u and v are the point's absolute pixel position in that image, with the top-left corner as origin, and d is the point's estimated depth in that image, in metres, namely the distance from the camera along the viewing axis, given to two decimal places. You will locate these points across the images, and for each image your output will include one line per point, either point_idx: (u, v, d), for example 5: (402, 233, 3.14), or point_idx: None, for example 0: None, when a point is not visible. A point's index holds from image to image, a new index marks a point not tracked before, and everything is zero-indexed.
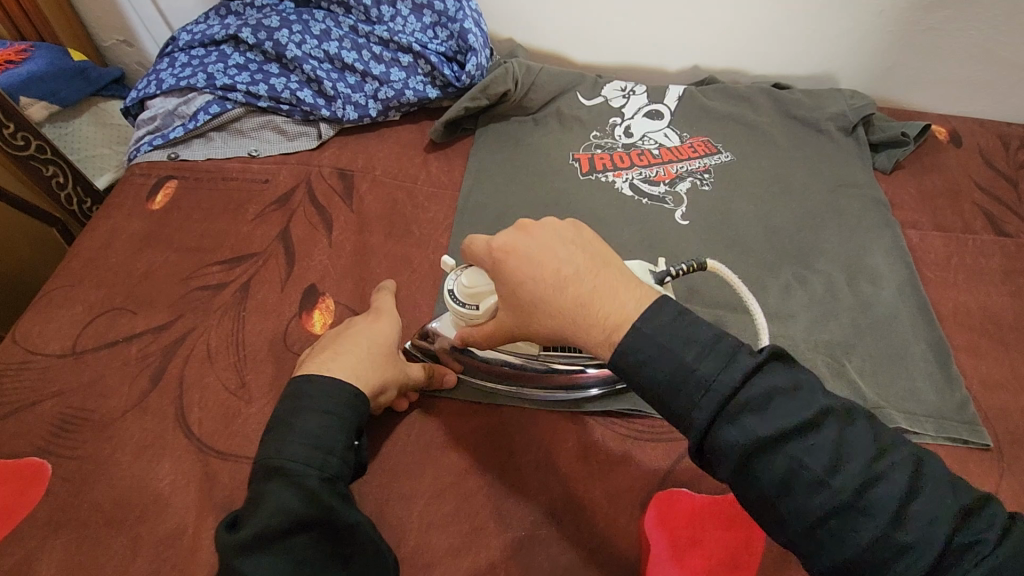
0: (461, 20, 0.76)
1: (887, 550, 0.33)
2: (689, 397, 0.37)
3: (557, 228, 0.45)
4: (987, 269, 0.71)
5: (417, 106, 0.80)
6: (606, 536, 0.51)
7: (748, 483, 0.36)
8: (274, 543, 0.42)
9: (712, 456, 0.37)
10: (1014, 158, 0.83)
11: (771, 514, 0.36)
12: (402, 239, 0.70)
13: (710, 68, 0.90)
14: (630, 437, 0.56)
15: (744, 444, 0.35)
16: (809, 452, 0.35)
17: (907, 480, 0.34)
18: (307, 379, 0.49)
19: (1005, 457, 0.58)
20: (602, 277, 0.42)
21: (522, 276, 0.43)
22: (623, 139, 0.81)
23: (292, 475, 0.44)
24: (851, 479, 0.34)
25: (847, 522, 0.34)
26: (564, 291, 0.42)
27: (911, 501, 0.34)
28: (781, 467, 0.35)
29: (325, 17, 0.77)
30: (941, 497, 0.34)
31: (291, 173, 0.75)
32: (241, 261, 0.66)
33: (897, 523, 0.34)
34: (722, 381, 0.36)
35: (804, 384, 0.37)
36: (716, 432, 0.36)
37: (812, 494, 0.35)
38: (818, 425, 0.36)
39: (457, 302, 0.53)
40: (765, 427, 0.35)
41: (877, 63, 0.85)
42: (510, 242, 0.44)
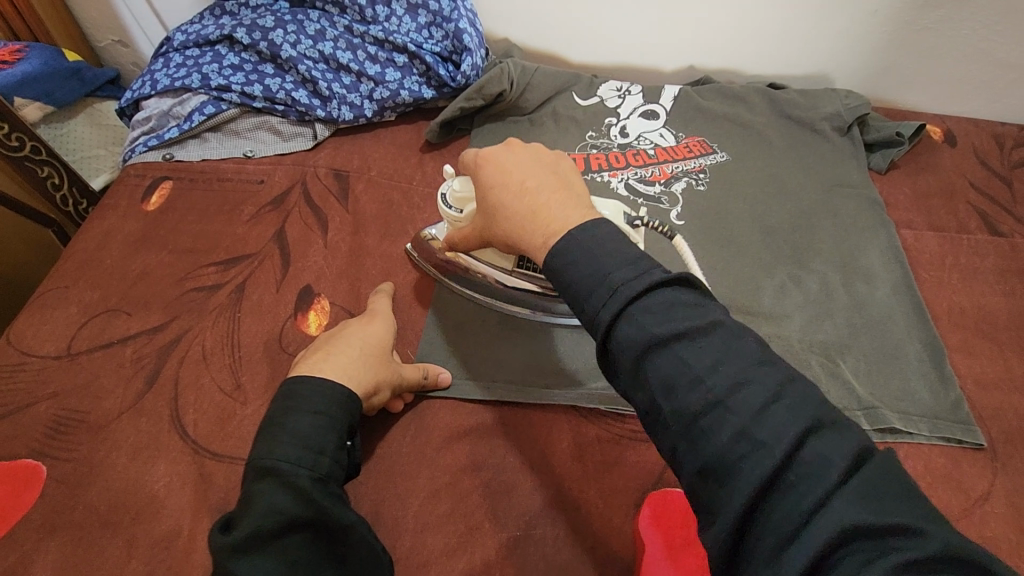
0: (456, 21, 0.76)
1: (741, 448, 0.31)
2: (597, 298, 0.37)
3: (538, 153, 0.48)
4: (982, 269, 0.72)
5: (412, 106, 0.80)
6: (601, 536, 0.51)
7: (638, 385, 0.35)
8: (266, 544, 0.42)
9: (614, 357, 0.36)
10: (1009, 157, 0.83)
11: (655, 417, 0.35)
12: (398, 239, 0.70)
13: (705, 68, 0.90)
14: (624, 437, 0.57)
15: (637, 340, 0.35)
16: (695, 352, 0.34)
17: (775, 385, 0.32)
18: (302, 380, 0.49)
19: (1000, 457, 0.58)
20: (559, 192, 0.45)
21: (492, 181, 0.47)
22: (618, 139, 0.81)
23: (285, 476, 0.44)
24: (727, 380, 0.33)
25: (714, 421, 0.32)
26: (523, 198, 0.45)
27: (771, 405, 0.31)
28: (667, 366, 0.34)
29: (320, 17, 0.77)
30: (802, 406, 0.31)
31: (287, 173, 0.74)
32: (237, 262, 0.66)
33: (754, 423, 0.31)
34: (629, 284, 0.36)
35: (707, 299, 0.36)
36: (616, 332, 0.36)
37: (688, 393, 0.33)
38: (708, 330, 0.34)
39: (446, 206, 0.58)
40: (658, 325, 0.35)
41: (872, 62, 0.86)
42: (492, 153, 0.49)
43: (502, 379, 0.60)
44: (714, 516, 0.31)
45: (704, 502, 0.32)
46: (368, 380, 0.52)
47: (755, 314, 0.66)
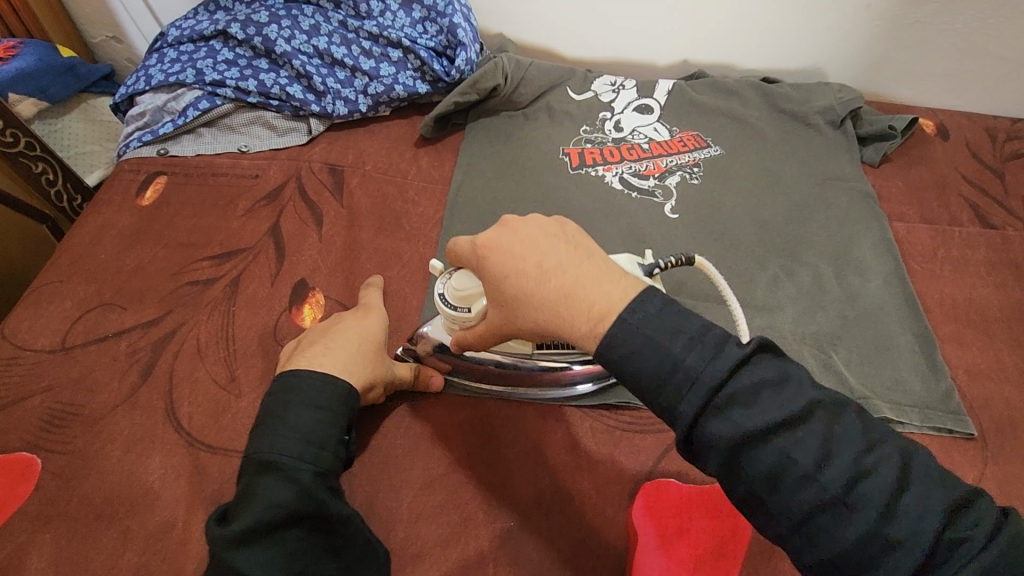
0: (450, 15, 0.76)
1: (875, 545, 0.33)
2: (676, 389, 0.37)
3: (538, 223, 0.45)
4: (973, 261, 0.72)
5: (407, 101, 0.81)
6: (595, 527, 0.51)
7: (735, 478, 0.36)
8: (263, 537, 0.42)
9: (702, 451, 0.37)
10: (1001, 150, 0.84)
11: (759, 507, 0.36)
12: (392, 233, 0.70)
13: (699, 62, 0.90)
14: (618, 428, 0.57)
15: (731, 436, 0.35)
16: (797, 445, 0.35)
17: (895, 474, 0.34)
18: (301, 374, 0.49)
19: (989, 446, 0.58)
20: (585, 267, 0.42)
21: (505, 271, 0.43)
22: (613, 133, 0.81)
23: (285, 469, 0.44)
24: (840, 474, 0.34)
25: (835, 517, 0.34)
26: (547, 282, 0.42)
27: (897, 496, 0.34)
28: (769, 461, 0.35)
29: (314, 13, 0.77)
30: (926, 493, 0.34)
31: (281, 168, 0.75)
32: (231, 256, 0.66)
33: (884, 519, 0.33)
34: (711, 374, 0.36)
35: (793, 377, 0.37)
36: (703, 426, 0.36)
37: (801, 489, 0.34)
38: (805, 419, 0.36)
39: (448, 307, 0.51)
40: (751, 420, 0.35)
41: (866, 56, 0.86)
42: (491, 238, 0.45)
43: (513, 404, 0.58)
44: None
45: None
46: (365, 379, 0.53)
47: (747, 307, 0.67)
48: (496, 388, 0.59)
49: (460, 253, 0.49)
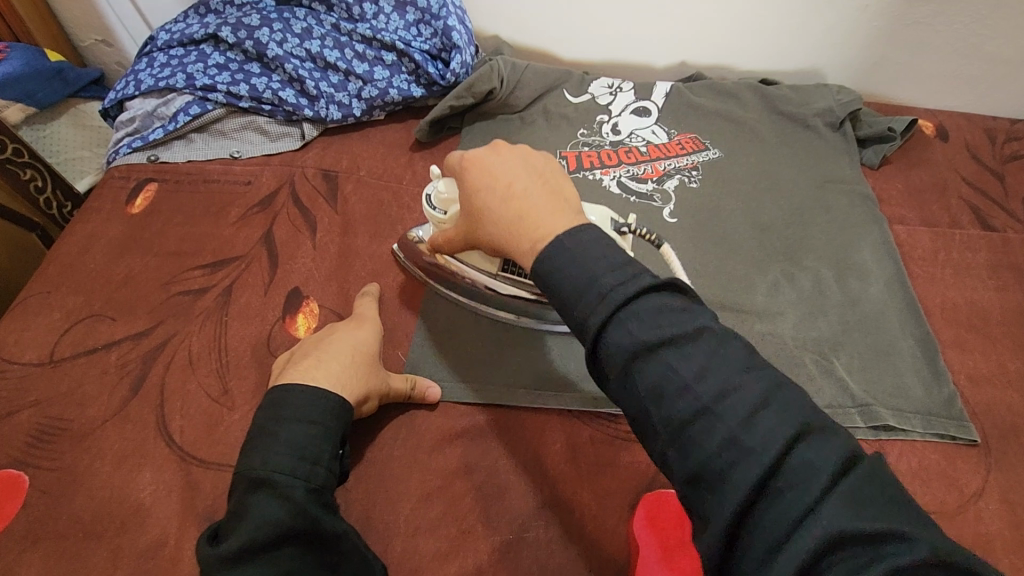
0: (444, 17, 0.75)
1: (731, 454, 0.31)
2: (587, 303, 0.37)
3: (522, 154, 0.48)
4: (975, 264, 0.71)
5: (401, 105, 0.79)
6: (596, 539, 0.50)
7: (627, 391, 0.36)
8: (257, 555, 0.41)
9: (603, 364, 0.36)
10: (1000, 151, 0.83)
11: (644, 422, 0.35)
12: (388, 240, 0.69)
13: (697, 64, 0.89)
14: (619, 437, 0.56)
15: (626, 346, 0.35)
16: (683, 358, 0.34)
17: (765, 392, 0.33)
18: (292, 388, 0.48)
19: (993, 453, 0.58)
20: (546, 197, 0.44)
21: (478, 185, 0.47)
22: (610, 136, 0.80)
23: (279, 486, 0.43)
24: (713, 387, 0.33)
25: (703, 427, 0.33)
26: (509, 204, 0.45)
27: (759, 413, 0.32)
28: (655, 373, 0.34)
29: (306, 15, 0.76)
30: (791, 411, 0.32)
31: (275, 174, 0.73)
32: (224, 264, 0.65)
33: (744, 429, 0.32)
34: (617, 290, 0.36)
35: (694, 306, 0.37)
36: (604, 337, 0.36)
37: (676, 399, 0.33)
38: (695, 337, 0.35)
39: (430, 207, 0.56)
40: (646, 331, 0.35)
41: (863, 57, 0.85)
42: (478, 155, 0.49)
43: (498, 390, 0.58)
44: (707, 521, 0.32)
45: (695, 508, 0.33)
46: (359, 393, 0.52)
47: (748, 312, 0.66)
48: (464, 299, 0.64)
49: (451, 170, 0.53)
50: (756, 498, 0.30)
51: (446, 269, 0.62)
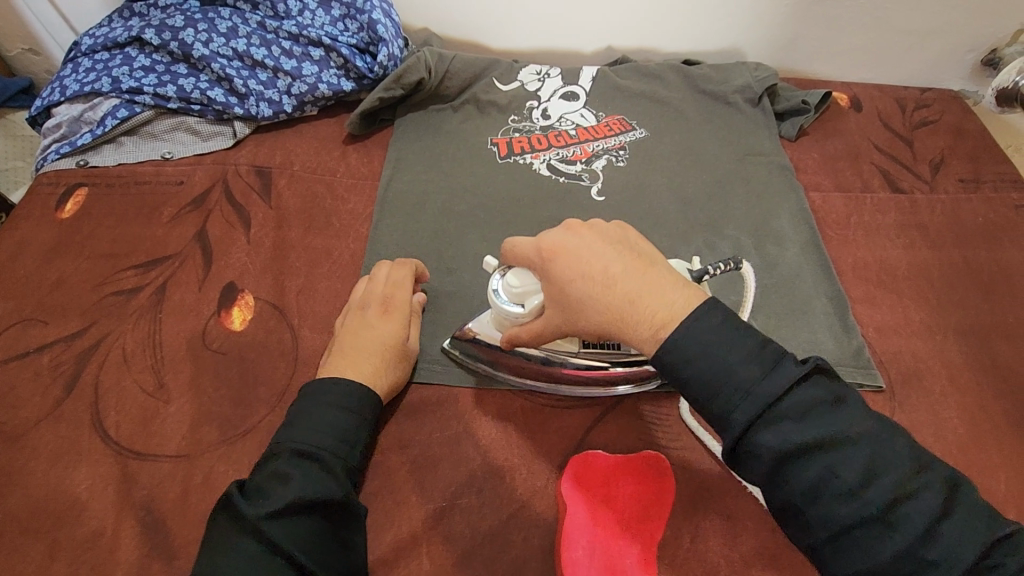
0: (369, 11, 0.77)
1: (909, 564, 0.37)
2: (732, 402, 0.41)
3: (602, 231, 0.50)
4: (884, 225, 0.76)
5: (333, 99, 0.81)
6: (526, 501, 0.53)
7: (779, 486, 0.40)
8: (293, 514, 0.45)
9: (749, 459, 0.41)
10: (910, 119, 0.88)
11: (798, 516, 0.40)
12: (322, 231, 0.70)
13: (623, 48, 0.92)
14: (548, 405, 0.59)
15: (780, 448, 0.39)
16: (842, 463, 0.39)
17: (940, 502, 0.38)
18: (343, 381, 0.53)
19: (897, 396, 0.62)
20: (648, 275, 0.46)
21: (571, 273, 0.47)
22: (540, 121, 0.83)
23: (326, 462, 0.48)
24: (882, 494, 0.38)
25: (872, 534, 0.38)
26: (613, 288, 0.46)
27: (938, 522, 0.37)
28: (814, 476, 0.39)
29: (231, 15, 0.77)
30: (969, 522, 0.37)
31: (207, 173, 0.74)
32: (157, 263, 0.66)
33: (923, 542, 0.37)
34: (761, 390, 0.40)
35: (845, 401, 0.41)
36: (753, 436, 0.40)
37: (841, 504, 0.38)
38: (855, 440, 0.39)
39: (501, 301, 0.53)
40: (801, 435, 0.39)
41: (779, 34, 0.89)
42: (557, 243, 0.49)
43: (432, 363, 0.61)
44: None
45: None
46: (400, 371, 0.58)
47: None
48: (543, 384, 0.59)
49: (523, 252, 0.52)
50: None
51: (517, 358, 0.58)
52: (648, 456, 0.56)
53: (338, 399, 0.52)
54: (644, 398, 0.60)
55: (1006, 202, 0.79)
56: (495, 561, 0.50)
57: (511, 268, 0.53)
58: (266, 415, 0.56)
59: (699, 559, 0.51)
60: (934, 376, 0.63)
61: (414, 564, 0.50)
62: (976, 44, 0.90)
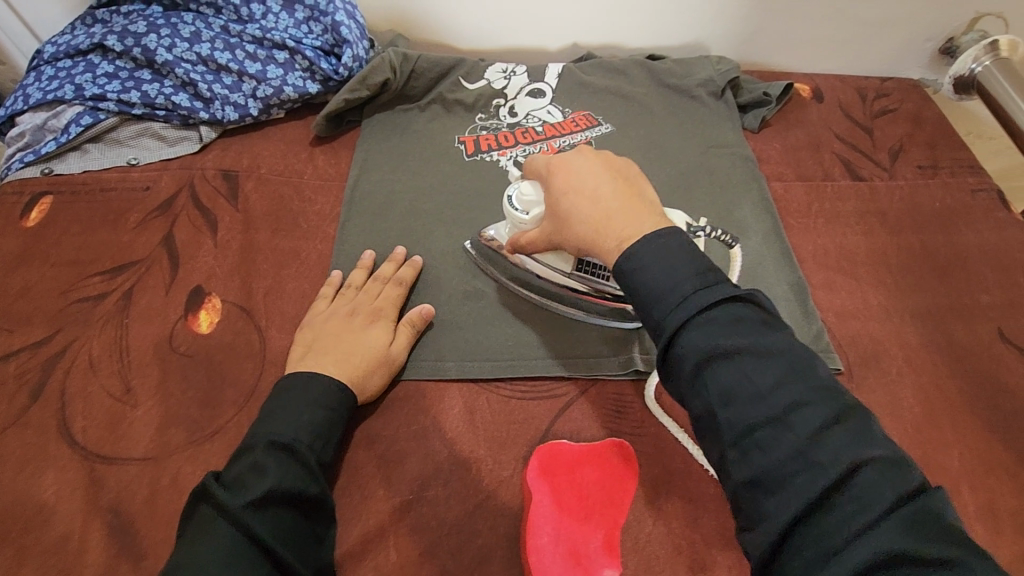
0: (332, 13, 0.78)
1: (797, 465, 0.34)
2: (667, 304, 0.41)
3: (609, 159, 0.52)
4: (844, 212, 0.77)
5: (300, 102, 0.81)
6: (491, 491, 0.54)
7: (697, 391, 0.39)
8: (273, 505, 0.45)
9: (676, 362, 0.41)
10: (870, 108, 0.90)
11: (710, 424, 0.39)
12: (289, 233, 0.71)
13: (589, 45, 0.94)
14: (513, 397, 0.60)
15: (702, 348, 0.39)
16: (756, 368, 0.38)
17: (837, 413, 0.35)
18: (322, 377, 0.55)
19: (855, 378, 0.63)
20: (634, 200, 0.48)
21: (566, 189, 0.51)
22: (507, 119, 0.84)
23: (300, 454, 0.49)
24: (786, 399, 0.36)
25: (771, 434, 0.36)
26: (597, 203, 0.49)
27: (830, 430, 0.35)
28: (728, 379, 0.38)
29: (194, 20, 0.77)
30: (863, 437, 0.35)
31: (173, 177, 0.74)
32: (123, 269, 0.66)
33: (813, 445, 0.35)
34: (697, 295, 0.40)
35: (773, 323, 0.40)
36: (682, 337, 0.40)
37: (749, 407, 0.37)
38: (772, 351, 0.38)
39: (512, 209, 0.59)
40: (722, 338, 0.39)
41: (741, 28, 0.91)
42: (564, 162, 0.53)
43: None
44: (758, 523, 0.35)
45: (746, 510, 0.36)
46: (382, 381, 0.58)
47: None
48: (541, 298, 0.66)
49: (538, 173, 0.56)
50: (817, 509, 0.33)
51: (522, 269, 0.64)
52: (611, 444, 0.57)
53: (306, 396, 0.53)
54: (609, 387, 0.61)
55: (963, 186, 0.81)
56: (461, 550, 0.51)
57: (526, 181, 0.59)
58: (234, 415, 0.56)
59: (661, 542, 0.52)
60: (891, 357, 0.65)
61: (381, 556, 0.51)
62: (933, 34, 0.92)
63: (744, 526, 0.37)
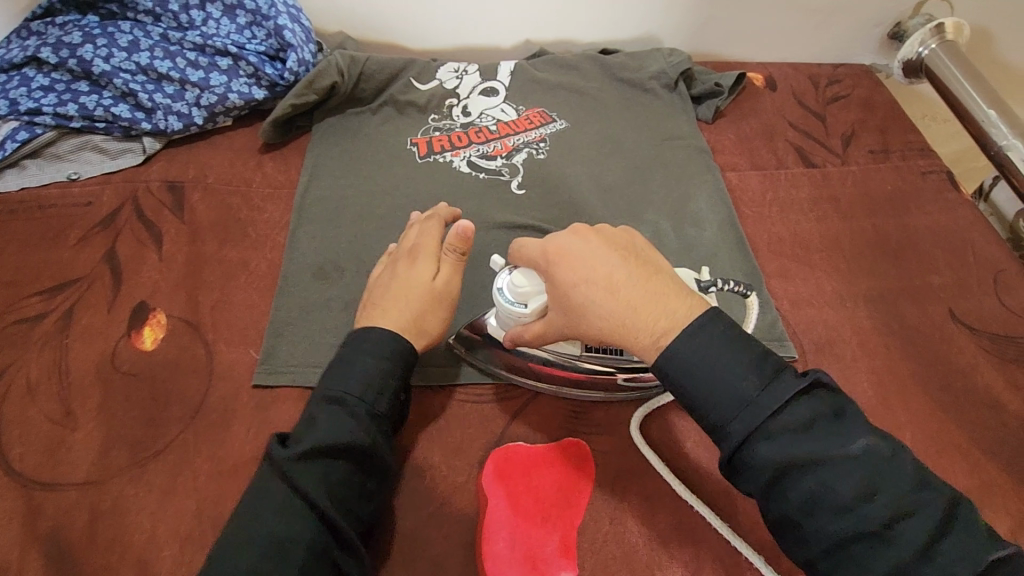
0: (275, 17, 0.76)
1: None
2: (731, 411, 0.42)
3: (609, 235, 0.50)
4: (798, 200, 0.78)
5: (247, 108, 0.80)
6: (446, 498, 0.53)
7: (776, 499, 0.41)
8: (321, 458, 0.45)
9: (747, 469, 0.42)
10: (823, 95, 0.90)
11: (796, 530, 0.41)
12: (238, 243, 0.69)
13: (542, 41, 0.93)
14: (468, 402, 0.59)
15: (777, 460, 0.41)
16: (843, 479, 0.40)
17: (936, 520, 0.39)
18: (374, 330, 0.52)
19: (809, 365, 0.64)
20: (653, 283, 0.47)
21: (576, 279, 0.48)
22: (460, 118, 0.83)
23: (351, 407, 0.48)
24: (880, 512, 0.39)
25: (869, 547, 0.39)
26: (617, 294, 0.47)
27: (934, 539, 0.38)
28: (812, 491, 0.40)
29: (132, 28, 0.75)
30: (964, 542, 0.38)
31: (116, 191, 0.72)
32: (64, 287, 0.64)
33: (919, 558, 0.38)
34: (761, 400, 0.42)
35: (846, 412, 0.42)
36: (751, 447, 0.42)
37: (837, 520, 0.39)
38: (856, 454, 0.40)
39: (504, 300, 0.54)
40: (795, 447, 0.41)
41: (692, 20, 0.91)
42: (563, 246, 0.50)
43: None
44: None
45: None
46: (439, 319, 0.57)
47: None
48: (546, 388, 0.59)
49: (529, 256, 0.52)
50: None
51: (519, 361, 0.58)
52: (569, 444, 0.56)
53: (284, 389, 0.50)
54: None
55: (914, 169, 0.81)
56: (415, 560, 0.50)
57: (516, 267, 0.54)
58: (179, 433, 0.55)
59: (617, 540, 0.52)
60: (845, 342, 0.65)
61: None
62: (881, 19, 0.93)
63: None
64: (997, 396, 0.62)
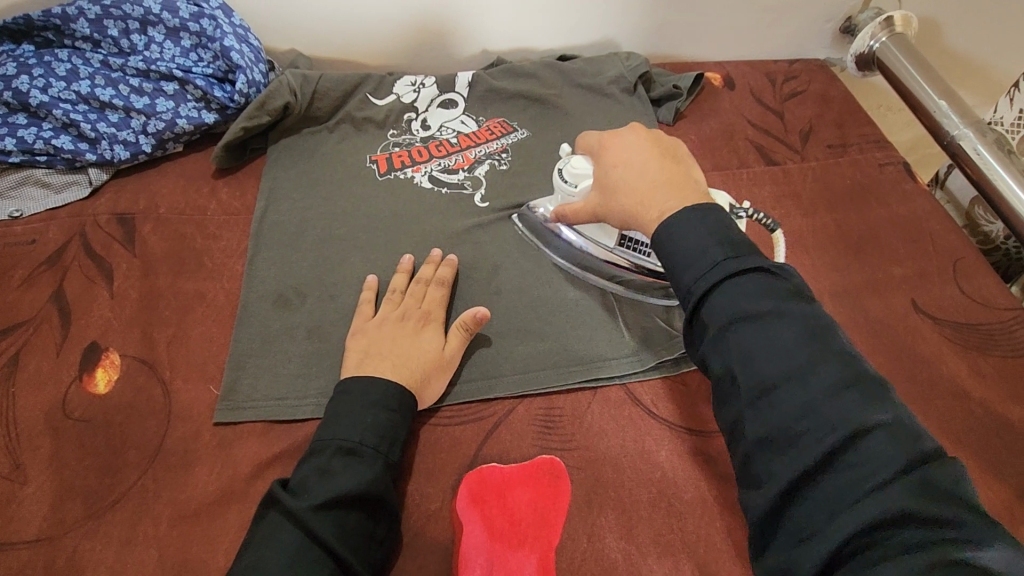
0: (220, 39, 0.74)
1: (806, 422, 0.37)
2: (698, 270, 0.44)
3: (658, 138, 0.58)
4: (761, 198, 0.78)
5: (198, 133, 0.77)
6: (421, 528, 0.52)
7: (718, 349, 0.42)
8: (335, 507, 0.47)
9: (702, 324, 0.43)
10: (781, 91, 0.91)
11: (728, 383, 0.41)
12: (193, 275, 0.67)
13: (499, 50, 0.92)
14: (440, 424, 0.58)
15: (728, 311, 0.42)
16: (778, 332, 0.40)
17: (849, 379, 0.38)
18: (381, 386, 0.54)
19: None
20: (680, 174, 0.53)
21: (617, 161, 0.56)
22: (420, 132, 0.82)
23: (365, 456, 0.50)
24: (801, 362, 0.39)
25: (786, 393, 0.38)
26: (643, 172, 0.53)
27: (844, 392, 0.37)
28: (749, 341, 0.40)
29: (70, 56, 0.72)
30: (873, 398, 0.37)
31: (62, 227, 0.69)
32: (8, 332, 0.61)
33: (825, 404, 0.37)
34: (728, 262, 0.43)
35: (800, 288, 0.43)
36: (711, 300, 0.43)
37: (763, 367, 0.39)
38: (794, 311, 0.41)
39: (562, 180, 0.64)
40: (747, 302, 0.41)
41: (648, 22, 0.91)
42: (616, 139, 0.59)
43: (314, 393, 0.59)
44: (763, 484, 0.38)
45: (756, 470, 0.39)
46: (442, 385, 0.59)
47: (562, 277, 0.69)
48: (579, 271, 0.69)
49: (591, 147, 0.62)
50: (825, 466, 0.36)
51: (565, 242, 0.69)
52: (550, 462, 0.56)
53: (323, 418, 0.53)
54: (538, 402, 0.60)
55: (871, 161, 0.82)
56: None
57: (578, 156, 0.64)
58: (137, 480, 0.53)
59: (596, 558, 0.51)
60: None
61: None
62: (832, 14, 0.94)
63: (748, 485, 0.40)
64: (963, 385, 0.62)
